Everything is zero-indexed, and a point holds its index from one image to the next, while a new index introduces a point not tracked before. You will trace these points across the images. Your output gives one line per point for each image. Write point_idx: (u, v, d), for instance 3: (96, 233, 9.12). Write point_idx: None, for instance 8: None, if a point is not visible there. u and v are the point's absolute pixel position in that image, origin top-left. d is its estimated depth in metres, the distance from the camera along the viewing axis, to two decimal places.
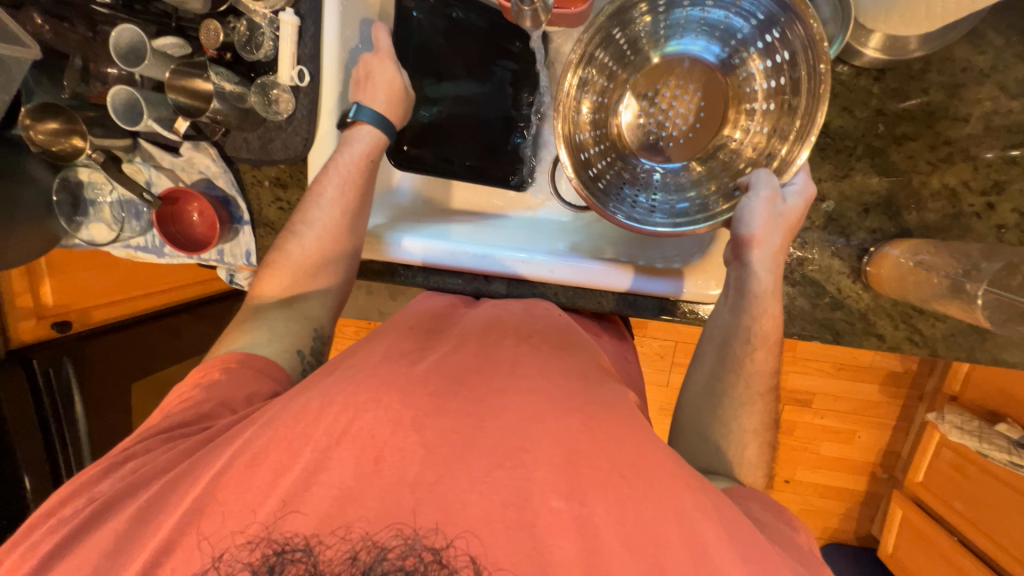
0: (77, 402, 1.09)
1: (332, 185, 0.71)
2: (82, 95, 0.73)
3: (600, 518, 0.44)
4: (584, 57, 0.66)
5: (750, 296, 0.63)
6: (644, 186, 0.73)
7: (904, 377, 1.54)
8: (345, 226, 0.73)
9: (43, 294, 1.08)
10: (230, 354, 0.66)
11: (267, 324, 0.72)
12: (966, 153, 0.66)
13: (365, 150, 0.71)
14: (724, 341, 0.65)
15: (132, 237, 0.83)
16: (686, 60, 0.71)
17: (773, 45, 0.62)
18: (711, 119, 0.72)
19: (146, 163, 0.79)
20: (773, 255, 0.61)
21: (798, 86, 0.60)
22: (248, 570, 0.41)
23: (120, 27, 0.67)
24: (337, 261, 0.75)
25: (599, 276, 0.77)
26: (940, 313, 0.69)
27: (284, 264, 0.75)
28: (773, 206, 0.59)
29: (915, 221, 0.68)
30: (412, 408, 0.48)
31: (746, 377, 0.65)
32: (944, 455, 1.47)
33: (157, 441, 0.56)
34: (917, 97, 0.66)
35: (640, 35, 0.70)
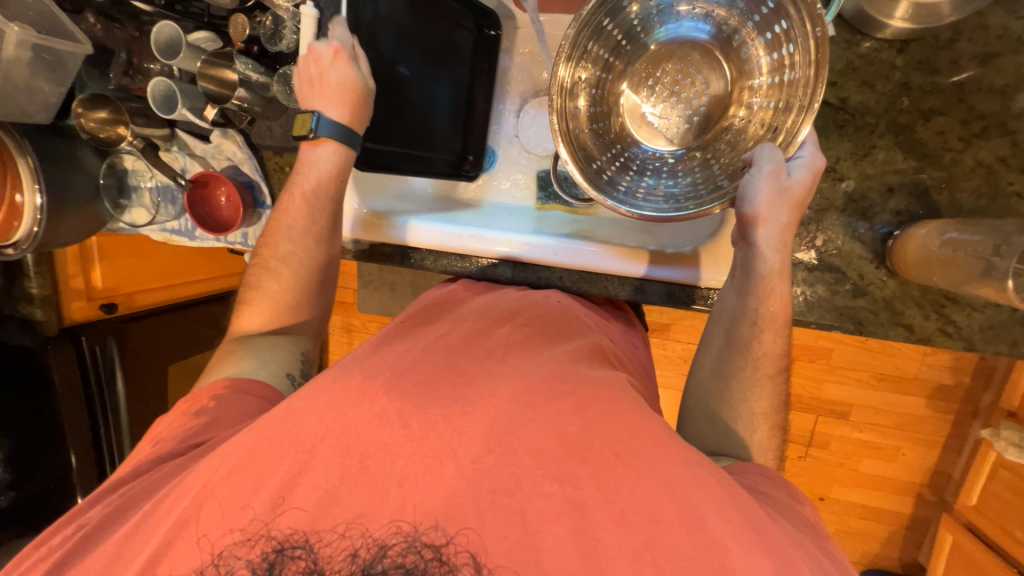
0: (119, 376, 1.17)
1: (314, 196, 0.75)
2: (126, 86, 0.81)
3: (595, 502, 0.42)
4: (577, 47, 0.65)
5: (757, 278, 0.61)
6: (651, 173, 0.72)
7: (955, 390, 1.42)
8: (320, 252, 0.77)
9: (93, 276, 1.13)
10: (216, 381, 0.66)
11: (253, 351, 0.72)
12: (1004, 127, 0.61)
13: (332, 171, 0.73)
14: (731, 323, 0.63)
15: (168, 221, 0.90)
16: (682, 44, 0.71)
17: (769, 17, 0.61)
18: (716, 99, 0.71)
19: (181, 152, 0.85)
20: (779, 233, 0.59)
21: (797, 57, 0.59)
22: (249, 568, 0.43)
23: (161, 23, 0.73)
24: (310, 279, 0.77)
25: (605, 261, 0.76)
26: (975, 303, 0.64)
27: (264, 299, 0.76)
28: (778, 180, 0.57)
29: (947, 202, 0.63)
30: (400, 401, 0.48)
31: (754, 360, 0.62)
32: (1000, 476, 1.34)
33: (146, 465, 0.58)
34: (946, 69, 0.62)
35: (634, 23, 0.70)
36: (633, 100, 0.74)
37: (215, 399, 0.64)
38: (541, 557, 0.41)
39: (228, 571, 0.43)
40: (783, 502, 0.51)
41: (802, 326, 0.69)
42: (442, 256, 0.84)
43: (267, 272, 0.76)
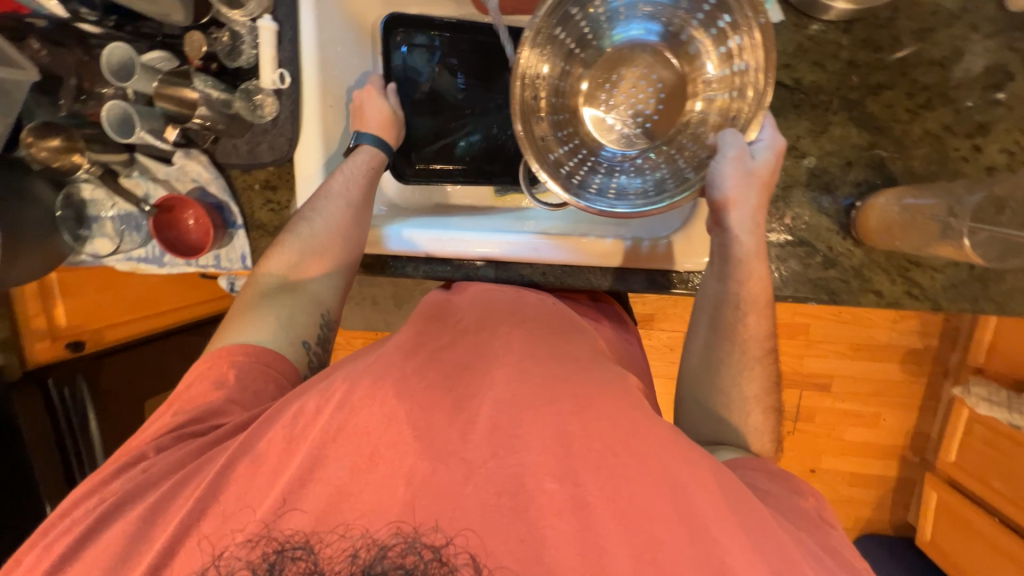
0: (92, 418, 1.12)
1: (351, 178, 0.74)
2: (79, 112, 0.77)
3: (597, 499, 0.43)
4: (536, 48, 0.66)
5: (735, 261, 0.62)
6: (622, 173, 0.73)
7: (926, 353, 1.48)
8: (351, 218, 0.73)
9: (56, 315, 1.09)
10: (236, 346, 0.65)
11: (272, 312, 0.69)
12: (945, 97, 0.65)
13: (368, 160, 0.76)
14: (715, 308, 0.64)
15: (133, 249, 0.86)
16: (634, 47, 0.73)
17: (713, 13, 0.64)
18: (673, 96, 0.73)
19: (143, 176, 0.83)
20: (750, 214, 0.61)
21: (742, 48, 0.63)
22: (249, 568, 0.42)
23: (112, 45, 0.71)
24: (340, 261, 0.74)
25: (586, 254, 0.77)
26: (937, 264, 0.67)
27: (288, 256, 0.73)
28: (743, 164, 0.59)
29: (902, 169, 0.67)
30: (409, 402, 0.47)
31: (741, 344, 0.64)
32: (974, 431, 1.40)
33: (169, 440, 0.57)
34: (888, 46, 0.65)
35: (585, 30, 0.71)
36: (592, 104, 0.75)
37: (235, 368, 0.63)
38: (545, 554, 0.41)
39: (228, 572, 0.43)
40: (779, 497, 0.52)
41: (780, 300, 0.71)
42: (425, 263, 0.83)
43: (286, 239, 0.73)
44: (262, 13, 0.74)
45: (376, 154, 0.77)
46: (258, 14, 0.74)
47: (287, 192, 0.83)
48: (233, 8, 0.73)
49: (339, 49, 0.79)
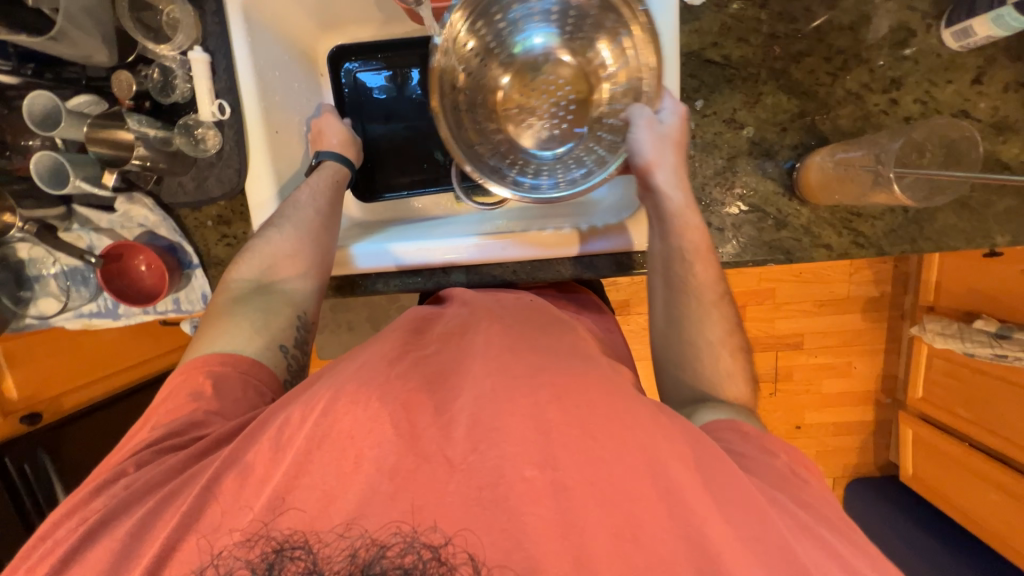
0: (59, 491, 1.07)
1: (316, 187, 0.76)
2: (5, 169, 0.74)
3: (575, 482, 0.44)
4: (454, 50, 0.70)
5: (670, 217, 0.65)
6: (552, 168, 0.75)
7: (882, 300, 1.58)
8: (320, 222, 0.73)
9: (7, 389, 1.00)
10: (211, 354, 0.62)
11: (244, 317, 0.66)
12: (859, 58, 0.70)
13: (331, 174, 0.78)
14: (665, 265, 0.67)
15: (82, 305, 0.82)
16: (534, 53, 0.75)
17: (597, 11, 0.69)
18: (580, 94, 0.75)
19: (84, 228, 0.79)
20: (674, 173, 0.65)
21: (632, 39, 0.67)
22: (248, 569, 0.41)
23: (32, 95, 0.67)
24: (314, 261, 0.72)
25: (547, 243, 0.78)
26: (875, 212, 0.72)
27: (255, 259, 0.70)
28: (655, 129, 0.65)
29: (831, 129, 0.71)
30: (393, 404, 0.47)
31: (695, 291, 0.66)
32: (935, 364, 1.50)
33: (149, 455, 0.53)
34: (802, 16, 0.70)
35: (487, 40, 0.73)
36: (509, 111, 0.77)
37: (212, 377, 0.60)
38: (525, 540, 0.41)
39: (228, 571, 0.41)
40: (754, 461, 0.53)
41: (740, 267, 0.75)
42: (395, 277, 0.83)
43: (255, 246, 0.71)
44: (192, 44, 0.72)
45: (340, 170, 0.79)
46: (188, 47, 0.72)
47: (242, 225, 0.80)
48: (161, 44, 0.71)
49: (277, 74, 0.78)
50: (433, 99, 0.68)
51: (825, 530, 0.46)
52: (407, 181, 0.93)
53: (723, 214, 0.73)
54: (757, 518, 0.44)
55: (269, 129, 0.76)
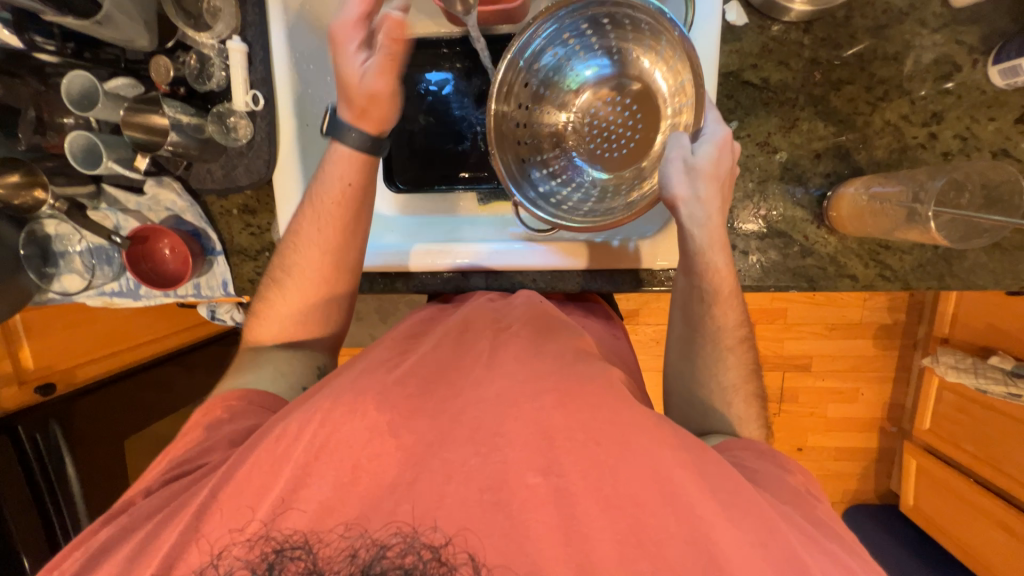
0: (69, 463, 1.05)
1: (326, 212, 0.69)
2: (39, 145, 0.75)
3: (578, 487, 0.44)
4: (510, 88, 0.71)
5: (692, 255, 0.63)
6: (612, 192, 0.75)
7: (895, 328, 1.56)
8: (328, 259, 0.71)
9: (23, 357, 1.02)
10: (230, 392, 0.64)
11: (269, 363, 0.70)
12: (901, 89, 0.69)
13: (339, 179, 0.69)
14: (685, 303, 0.66)
15: (105, 283, 0.83)
16: (599, 79, 0.77)
17: (649, 35, 0.69)
18: (646, 114, 0.75)
19: (112, 208, 0.80)
20: (704, 208, 0.61)
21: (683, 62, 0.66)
22: (248, 568, 0.42)
23: (71, 74, 0.68)
24: (332, 305, 0.73)
25: (557, 258, 0.78)
26: (904, 246, 0.71)
27: (273, 308, 0.72)
28: (685, 161, 0.60)
29: (866, 159, 0.70)
30: (390, 413, 0.48)
31: (712, 336, 0.65)
32: (945, 398, 1.49)
33: (173, 476, 0.55)
34: (846, 44, 0.69)
35: (548, 73, 0.75)
36: (575, 138, 0.79)
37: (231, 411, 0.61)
38: (529, 546, 0.42)
39: (228, 572, 0.43)
40: (765, 473, 0.54)
41: (762, 291, 0.74)
42: (414, 276, 0.82)
43: (273, 282, 0.72)
44: (231, 34, 0.72)
45: (360, 156, 0.69)
46: (227, 36, 0.72)
47: (267, 215, 0.80)
48: (201, 31, 0.71)
49: (312, 67, 0.77)
50: (490, 132, 0.69)
51: (835, 548, 0.45)
52: (426, 178, 0.92)
53: (744, 231, 0.73)
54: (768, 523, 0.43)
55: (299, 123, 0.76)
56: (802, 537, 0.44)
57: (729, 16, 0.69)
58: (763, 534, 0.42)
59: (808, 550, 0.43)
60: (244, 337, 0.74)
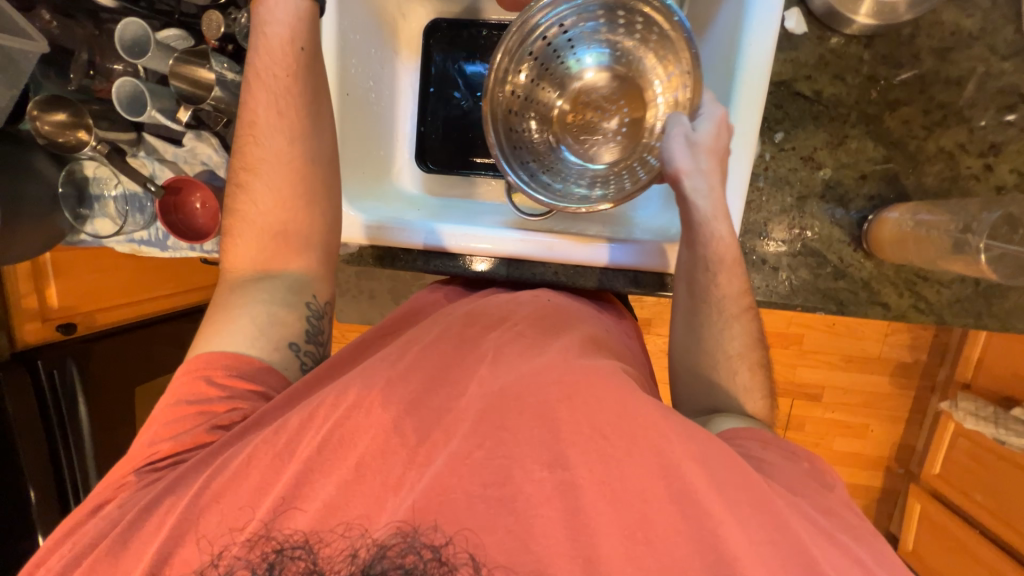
0: (82, 404, 1.05)
1: (279, 89, 0.64)
2: (88, 88, 0.77)
3: (587, 483, 0.43)
4: (509, 68, 0.71)
5: (696, 225, 0.62)
6: (598, 181, 0.75)
7: (914, 367, 1.51)
8: (297, 153, 0.65)
9: (48, 295, 1.03)
10: (213, 356, 0.59)
11: (251, 307, 0.63)
12: (960, 115, 0.66)
13: (288, 37, 0.63)
14: (689, 274, 0.65)
15: (135, 231, 0.84)
16: (593, 71, 0.77)
17: (645, 30, 0.70)
18: (635, 109, 0.76)
19: (150, 157, 0.81)
20: (707, 180, 0.61)
21: (678, 57, 0.67)
22: (249, 568, 0.43)
23: (126, 21, 0.69)
24: (311, 228, 0.67)
25: (576, 252, 0.75)
26: (943, 279, 0.68)
27: (247, 225, 0.66)
28: (688, 137, 0.61)
29: (915, 185, 0.68)
30: (395, 410, 0.49)
31: (717, 304, 0.64)
32: (959, 444, 1.43)
33: (192, 417, 0.57)
34: (908, 63, 0.66)
35: (549, 56, 0.74)
36: (567, 126, 0.79)
37: (216, 383, 0.58)
38: (533, 543, 0.41)
39: (228, 571, 0.43)
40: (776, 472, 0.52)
41: (788, 309, 0.72)
42: (434, 256, 0.82)
43: (240, 190, 0.66)
44: None
45: (299, 6, 0.63)
46: None
47: None
48: None
49: (357, 38, 0.78)
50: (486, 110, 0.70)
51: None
52: (456, 158, 0.92)
53: (775, 248, 0.71)
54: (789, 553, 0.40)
55: (341, 90, 0.76)
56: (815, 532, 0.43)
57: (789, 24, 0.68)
58: (777, 538, 0.41)
59: (825, 556, 0.41)
60: (221, 272, 0.67)
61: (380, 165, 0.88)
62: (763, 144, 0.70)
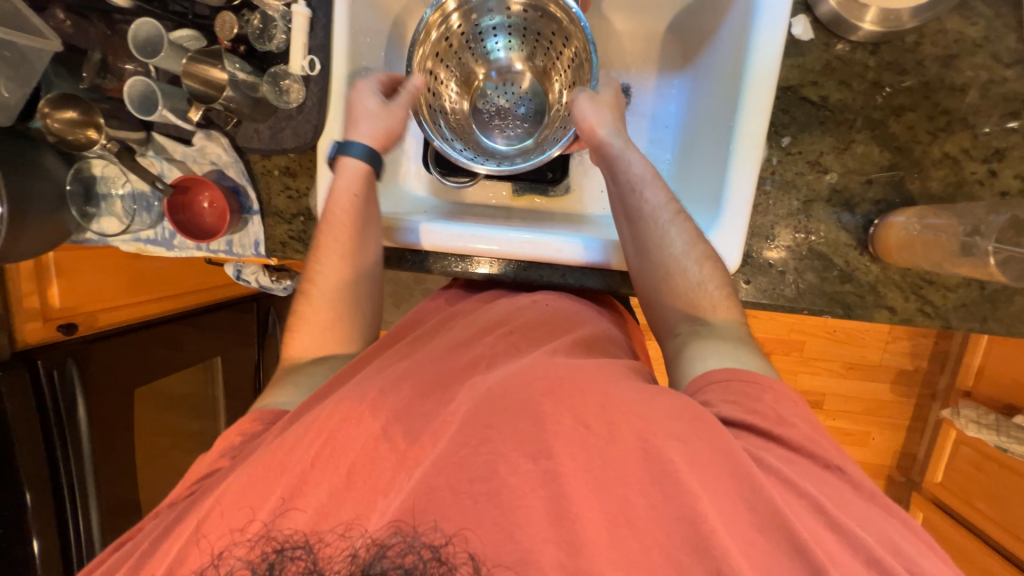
0: (81, 402, 0.98)
1: (340, 224, 0.71)
2: (100, 87, 0.77)
3: (567, 468, 0.43)
4: (432, 44, 0.76)
5: (611, 158, 0.70)
6: (507, 157, 0.80)
7: (914, 375, 1.52)
8: (350, 269, 0.73)
9: (49, 294, 1.01)
10: (255, 413, 0.62)
11: (301, 382, 0.68)
12: (965, 121, 0.67)
13: (347, 187, 0.71)
14: (621, 204, 0.70)
15: (142, 230, 0.84)
16: (498, 63, 0.83)
17: (544, 31, 0.78)
18: (536, 101, 0.84)
19: (158, 156, 0.81)
20: (613, 127, 0.70)
21: (575, 54, 0.77)
22: (248, 568, 0.41)
23: (139, 21, 0.70)
24: (356, 320, 0.75)
25: (561, 247, 0.74)
26: (948, 283, 0.69)
27: (306, 321, 0.73)
28: (592, 96, 0.71)
29: (920, 190, 0.69)
30: (386, 416, 0.49)
31: (650, 216, 0.68)
32: (962, 452, 1.43)
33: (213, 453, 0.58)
34: (913, 69, 0.67)
35: (464, 36, 0.79)
36: (480, 108, 0.84)
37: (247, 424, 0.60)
38: (518, 533, 0.41)
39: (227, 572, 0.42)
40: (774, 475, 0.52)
41: (794, 313, 0.72)
42: (441, 257, 0.81)
43: (301, 295, 0.74)
44: None
45: (364, 168, 0.72)
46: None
47: (306, 179, 0.80)
48: None
49: (369, 40, 0.79)
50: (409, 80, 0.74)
51: None
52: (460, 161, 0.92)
53: (778, 252, 0.71)
54: (777, 552, 0.41)
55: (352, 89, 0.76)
56: (800, 505, 0.43)
57: (797, 31, 0.69)
58: (765, 525, 0.42)
59: (831, 556, 0.41)
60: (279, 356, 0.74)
61: (386, 166, 0.89)
62: (768, 149, 0.71)
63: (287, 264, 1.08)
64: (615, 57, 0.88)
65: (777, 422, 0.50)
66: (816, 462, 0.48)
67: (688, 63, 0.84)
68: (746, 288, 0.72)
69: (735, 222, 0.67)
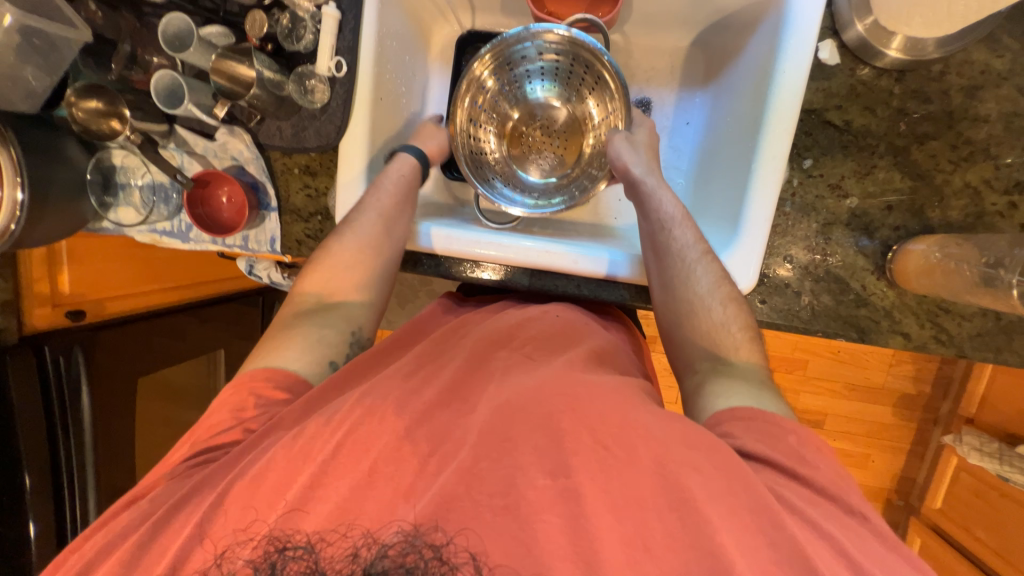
0: (85, 393, 0.96)
1: (387, 190, 0.74)
2: (127, 78, 0.78)
3: (586, 487, 0.43)
4: (474, 96, 0.79)
5: (643, 195, 0.71)
6: (547, 193, 0.82)
7: (916, 399, 1.51)
8: (383, 231, 0.73)
9: (60, 280, 1.01)
10: (261, 369, 0.60)
11: (304, 333, 0.66)
12: (987, 152, 0.67)
13: (400, 171, 0.75)
14: (651, 241, 0.70)
15: (159, 221, 0.84)
16: (535, 102, 0.84)
17: (578, 73, 0.78)
18: (573, 136, 0.85)
19: (179, 149, 0.81)
20: (646, 166, 0.72)
21: (611, 96, 0.77)
22: (249, 568, 0.41)
23: (171, 15, 0.70)
24: (373, 278, 0.72)
25: (576, 261, 0.74)
26: (964, 312, 0.69)
27: (324, 264, 0.72)
28: (626, 138, 0.75)
29: (939, 220, 0.69)
30: (400, 422, 0.49)
31: (679, 254, 0.67)
32: (963, 479, 1.42)
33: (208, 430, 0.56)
34: (938, 98, 0.68)
35: (503, 86, 0.81)
36: (521, 145, 0.86)
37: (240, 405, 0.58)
38: (532, 546, 0.41)
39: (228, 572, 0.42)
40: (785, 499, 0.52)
41: (807, 335, 0.72)
42: (456, 263, 0.81)
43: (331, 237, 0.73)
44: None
45: (412, 162, 0.77)
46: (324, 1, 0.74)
47: (326, 179, 0.81)
48: None
49: (395, 44, 0.79)
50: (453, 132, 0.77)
51: None
52: None
53: (795, 275, 0.71)
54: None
55: (377, 92, 0.77)
56: (813, 536, 0.43)
57: (823, 54, 0.69)
58: (777, 548, 0.41)
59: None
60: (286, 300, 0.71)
61: None
62: (789, 170, 0.71)
63: (299, 262, 1.08)
64: (637, 72, 0.89)
65: (799, 462, 0.49)
66: (829, 487, 0.48)
67: (710, 81, 0.84)
68: (761, 308, 0.72)
69: (752, 245, 0.67)
